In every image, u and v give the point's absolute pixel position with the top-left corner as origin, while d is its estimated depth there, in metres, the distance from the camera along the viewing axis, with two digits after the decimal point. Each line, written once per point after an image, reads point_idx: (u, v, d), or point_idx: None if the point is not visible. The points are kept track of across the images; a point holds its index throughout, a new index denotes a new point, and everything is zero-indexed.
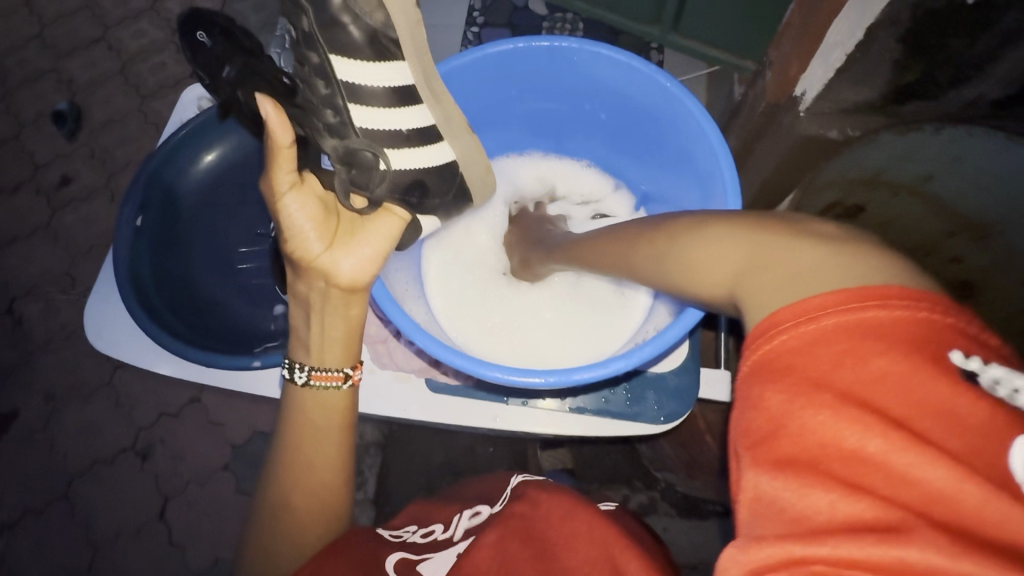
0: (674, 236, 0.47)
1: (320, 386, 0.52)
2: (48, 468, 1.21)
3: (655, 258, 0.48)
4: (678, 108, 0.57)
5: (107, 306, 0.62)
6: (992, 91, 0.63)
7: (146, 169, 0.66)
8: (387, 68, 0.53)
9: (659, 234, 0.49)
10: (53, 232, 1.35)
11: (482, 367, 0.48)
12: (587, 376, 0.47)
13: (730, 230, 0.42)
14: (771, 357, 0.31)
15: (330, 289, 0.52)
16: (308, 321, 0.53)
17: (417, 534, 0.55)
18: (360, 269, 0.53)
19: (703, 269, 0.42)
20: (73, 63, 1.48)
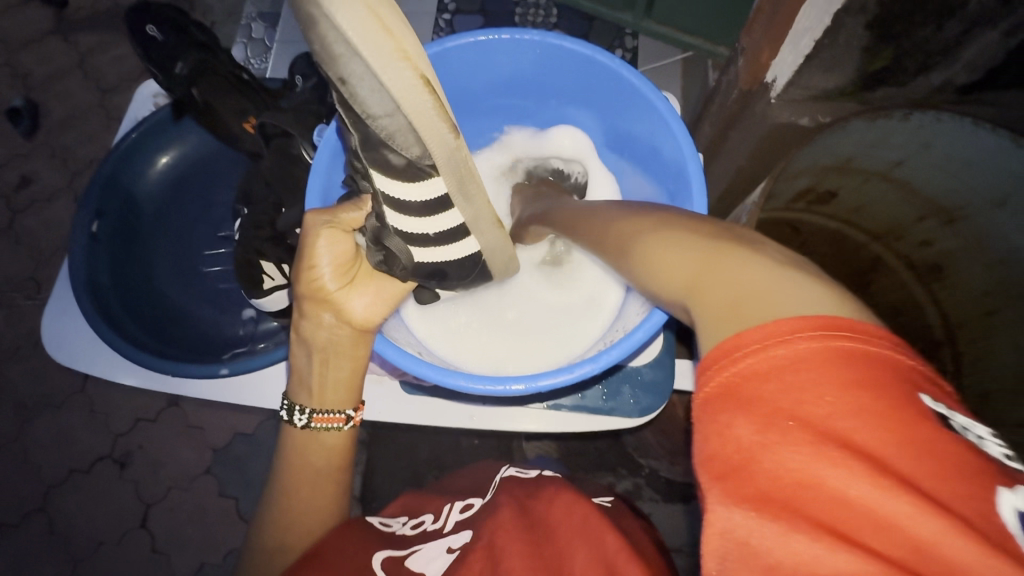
0: (628, 223, 0.40)
1: (321, 429, 0.52)
2: (22, 479, 1.18)
3: (606, 246, 0.41)
4: (643, 101, 0.55)
5: (65, 317, 0.60)
6: (958, 76, 0.64)
7: (103, 171, 0.63)
8: (423, 185, 0.46)
9: (615, 222, 0.42)
10: (13, 236, 1.30)
11: (448, 376, 0.47)
12: (553, 382, 0.46)
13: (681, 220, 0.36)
14: (732, 385, 0.25)
15: (340, 331, 0.52)
16: (309, 358, 0.52)
17: (407, 528, 0.53)
18: (372, 310, 0.53)
19: (652, 263, 0.35)
20: (26, 57, 1.41)
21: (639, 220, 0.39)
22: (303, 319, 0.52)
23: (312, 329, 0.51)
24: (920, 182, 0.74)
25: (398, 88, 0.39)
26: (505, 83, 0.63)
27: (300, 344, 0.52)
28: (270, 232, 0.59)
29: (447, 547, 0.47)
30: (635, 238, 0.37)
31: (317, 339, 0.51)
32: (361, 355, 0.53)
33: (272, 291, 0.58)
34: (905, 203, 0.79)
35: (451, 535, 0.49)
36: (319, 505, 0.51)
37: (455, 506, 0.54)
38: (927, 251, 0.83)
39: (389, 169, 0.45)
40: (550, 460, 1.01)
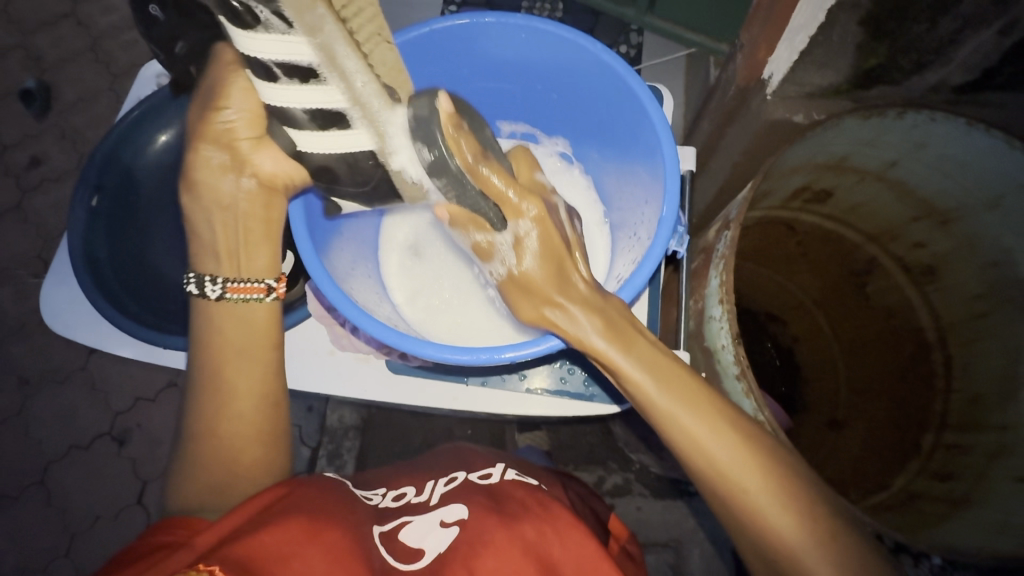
0: (759, 488, 0.46)
1: (237, 299, 0.53)
2: (23, 453, 1.20)
3: (754, 525, 0.46)
4: (623, 87, 0.55)
5: (62, 287, 0.61)
6: (953, 76, 0.65)
7: (101, 149, 0.65)
8: (273, 41, 0.40)
9: (754, 480, 0.46)
10: (22, 215, 1.32)
11: (418, 344, 0.48)
12: (519, 354, 0.48)
13: (747, 464, 0.46)
14: None
15: (241, 189, 0.53)
16: (212, 221, 0.53)
17: (388, 501, 0.53)
18: (279, 165, 0.52)
19: (731, 492, 0.47)
20: (40, 40, 1.43)
21: (761, 485, 0.46)
22: (201, 181, 0.53)
23: (217, 189, 0.53)
24: (914, 182, 0.74)
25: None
26: (486, 71, 0.62)
27: (198, 198, 0.53)
28: None
29: (438, 521, 0.48)
30: (769, 518, 0.45)
31: (224, 201, 0.53)
32: (271, 217, 0.54)
33: None
34: (901, 203, 0.79)
35: (441, 508, 0.50)
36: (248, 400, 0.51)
37: (439, 481, 0.55)
38: (922, 253, 0.83)
39: (248, 21, 0.39)
40: (538, 450, 1.02)
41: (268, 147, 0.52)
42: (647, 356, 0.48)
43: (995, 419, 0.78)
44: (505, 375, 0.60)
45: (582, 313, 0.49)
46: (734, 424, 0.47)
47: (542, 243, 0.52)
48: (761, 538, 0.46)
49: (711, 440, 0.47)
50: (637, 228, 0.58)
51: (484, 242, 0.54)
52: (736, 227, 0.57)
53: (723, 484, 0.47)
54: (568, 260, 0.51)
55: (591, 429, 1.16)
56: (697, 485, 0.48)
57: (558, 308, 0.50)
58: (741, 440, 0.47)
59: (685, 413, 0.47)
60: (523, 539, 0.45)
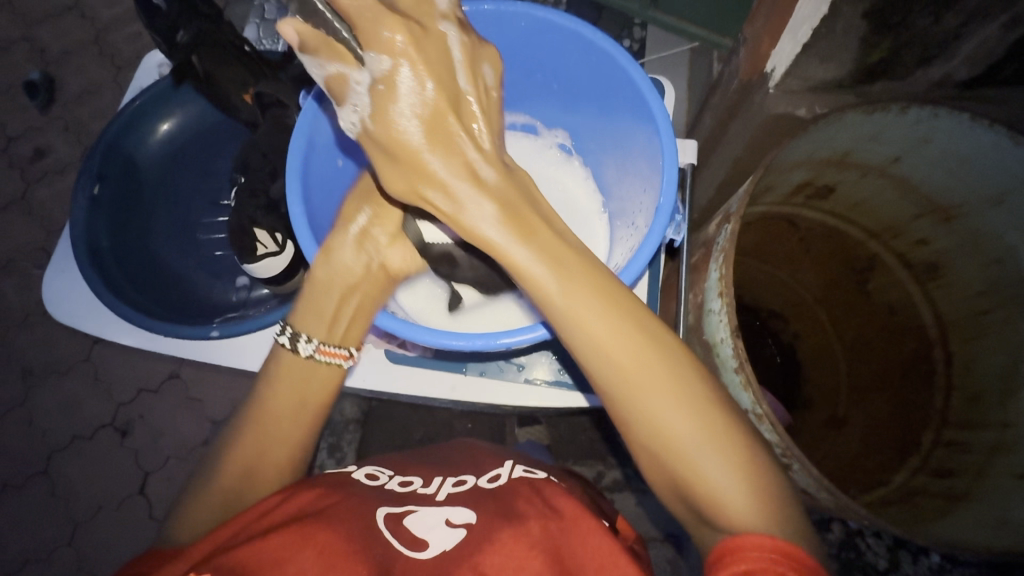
0: (649, 379, 0.44)
1: (323, 360, 0.52)
2: (27, 443, 1.21)
3: (640, 418, 0.44)
4: (624, 77, 0.55)
5: (65, 276, 0.62)
6: (958, 71, 0.65)
7: (103, 138, 0.65)
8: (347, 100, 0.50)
9: (645, 372, 0.44)
10: (26, 207, 1.33)
11: (413, 330, 0.48)
12: (514, 340, 0.48)
13: (637, 353, 0.44)
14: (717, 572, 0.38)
15: (364, 268, 0.56)
16: (330, 290, 0.55)
17: (395, 484, 0.53)
18: (405, 262, 0.61)
19: (617, 380, 0.44)
20: (44, 32, 1.43)
21: (649, 373, 0.44)
22: (335, 253, 0.55)
23: (343, 260, 0.55)
24: (917, 177, 0.74)
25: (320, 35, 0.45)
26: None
27: (325, 272, 0.54)
28: (265, 200, 0.60)
29: (444, 517, 0.48)
30: (657, 412, 0.43)
31: (344, 275, 0.55)
32: (380, 295, 0.57)
33: (262, 258, 0.58)
34: (904, 199, 0.78)
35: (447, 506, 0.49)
36: (285, 450, 0.51)
37: (448, 480, 0.54)
38: (924, 250, 0.83)
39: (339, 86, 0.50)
40: (538, 444, 1.02)
41: (403, 244, 0.60)
42: (534, 235, 0.46)
43: (994, 416, 0.78)
44: (503, 366, 0.60)
45: (462, 186, 0.48)
46: (628, 311, 0.45)
47: (426, 108, 0.47)
48: (646, 431, 0.44)
49: (608, 328, 0.44)
50: (636, 217, 0.58)
51: (340, 76, 0.47)
52: (736, 220, 0.57)
53: (615, 373, 0.44)
54: (453, 124, 0.48)
55: (591, 424, 1.16)
56: (583, 367, 0.47)
57: (438, 181, 0.48)
58: (641, 339, 0.44)
59: (576, 291, 0.45)
60: (529, 535, 0.44)
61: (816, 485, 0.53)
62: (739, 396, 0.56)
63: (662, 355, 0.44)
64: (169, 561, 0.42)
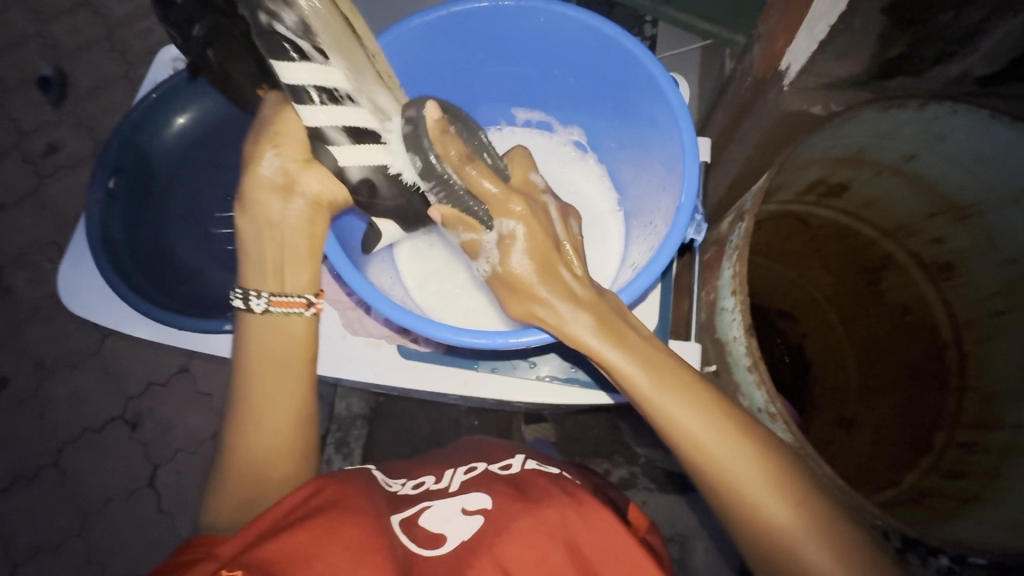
0: (768, 494, 0.45)
1: (280, 313, 0.52)
2: (38, 434, 1.22)
3: (768, 538, 0.44)
4: (641, 72, 0.55)
5: (80, 268, 0.62)
6: (977, 67, 0.64)
7: (119, 132, 0.65)
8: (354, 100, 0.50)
9: (760, 484, 0.45)
10: (38, 201, 1.34)
11: (432, 326, 0.48)
12: (537, 338, 0.50)
13: (760, 471, 0.45)
14: None
15: (294, 208, 0.52)
16: (261, 241, 0.52)
17: (408, 487, 0.54)
18: (329, 186, 0.52)
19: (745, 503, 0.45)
20: (57, 28, 1.44)
21: (747, 467, 0.46)
22: (256, 200, 0.52)
23: (268, 209, 0.52)
24: (933, 176, 0.73)
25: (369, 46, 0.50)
26: (500, 57, 0.62)
27: (251, 224, 0.52)
28: None
29: (459, 507, 0.49)
30: (790, 537, 0.44)
31: (279, 224, 0.52)
32: (319, 236, 0.53)
33: None
34: (919, 198, 0.78)
35: (461, 496, 0.50)
36: (290, 407, 0.51)
37: (458, 470, 0.56)
38: (938, 249, 0.82)
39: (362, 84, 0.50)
40: (544, 442, 1.02)
41: (316, 167, 0.52)
42: (638, 354, 0.48)
43: (1010, 418, 0.77)
44: (517, 362, 0.60)
45: (566, 305, 0.48)
46: (729, 419, 0.47)
47: (528, 247, 0.50)
48: (778, 552, 0.44)
49: (718, 443, 0.46)
50: (654, 214, 0.58)
51: (471, 239, 0.53)
52: (751, 218, 0.56)
53: (728, 485, 0.46)
54: (556, 257, 0.50)
55: (598, 422, 1.16)
56: (706, 489, 0.47)
57: (547, 302, 0.49)
58: (756, 454, 0.46)
59: (687, 409, 0.47)
60: (547, 525, 0.45)
61: (829, 484, 0.53)
62: (752, 394, 0.57)
63: (777, 474, 0.45)
64: (203, 558, 0.40)
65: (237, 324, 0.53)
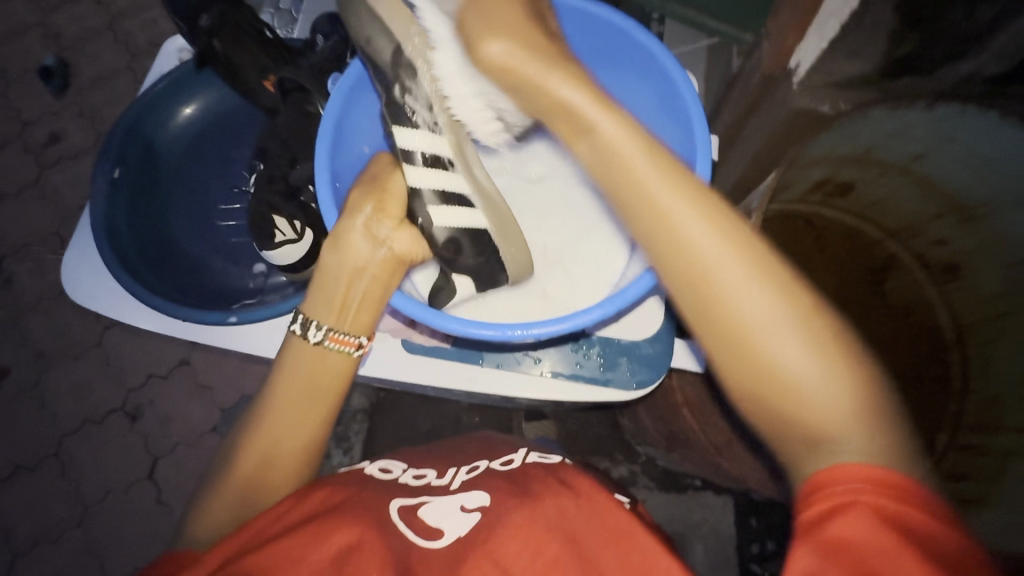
0: (760, 301, 0.40)
1: (334, 348, 0.53)
2: (38, 425, 1.22)
3: (739, 345, 0.40)
4: (655, 65, 0.55)
5: (84, 258, 0.62)
6: (987, 66, 0.62)
7: (124, 120, 0.65)
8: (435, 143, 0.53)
9: (743, 288, 0.40)
10: (40, 192, 1.34)
11: (442, 319, 0.48)
12: (543, 330, 0.47)
13: (753, 279, 0.40)
14: (823, 519, 0.36)
15: (377, 256, 0.54)
16: (339, 275, 0.54)
17: (409, 477, 0.53)
18: (412, 246, 0.57)
19: (722, 304, 0.40)
20: (60, 18, 1.43)
21: (755, 296, 0.40)
22: (347, 239, 0.53)
23: (352, 250, 0.53)
24: (939, 176, 0.72)
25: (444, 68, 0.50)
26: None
27: (333, 258, 0.53)
28: (284, 186, 0.60)
29: (458, 505, 0.48)
30: (768, 345, 0.39)
31: (357, 266, 0.53)
32: (391, 284, 0.55)
33: (282, 244, 0.58)
34: (924, 197, 0.77)
35: (461, 494, 0.50)
36: (315, 417, 0.51)
37: (461, 469, 0.55)
38: (943, 250, 0.82)
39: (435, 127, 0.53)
40: (545, 439, 1.02)
41: (409, 228, 0.57)
42: (629, 134, 0.45)
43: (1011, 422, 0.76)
44: (521, 357, 0.60)
45: (546, 44, 0.48)
46: (735, 227, 0.42)
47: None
48: (749, 359, 0.40)
49: (713, 247, 0.41)
50: None
51: None
52: (756, 216, 0.56)
53: (706, 278, 0.41)
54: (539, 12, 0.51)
55: (599, 420, 1.16)
56: (673, 284, 0.43)
57: (524, 30, 0.48)
58: (758, 265, 0.41)
59: (680, 204, 0.42)
60: (545, 518, 0.44)
61: None
62: None
63: (773, 286, 0.40)
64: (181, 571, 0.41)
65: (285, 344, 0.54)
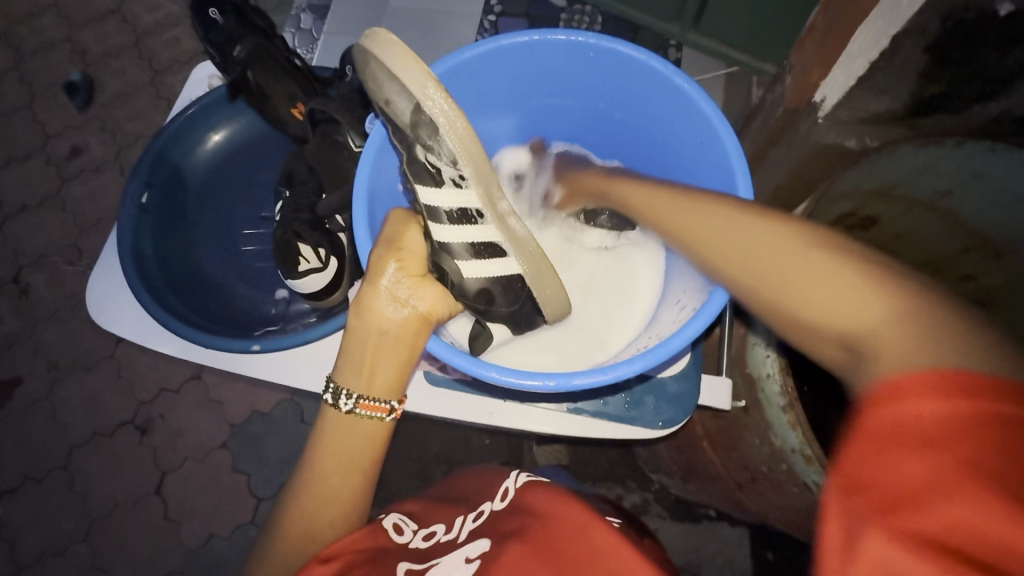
0: (764, 233, 0.39)
1: (365, 415, 0.51)
2: (48, 437, 1.22)
3: (757, 276, 0.38)
4: (692, 108, 0.56)
5: (109, 282, 0.62)
6: (1018, 107, 0.60)
7: (154, 147, 0.66)
8: (459, 194, 0.54)
9: (753, 231, 0.40)
10: (60, 204, 1.35)
11: (481, 368, 0.47)
12: (584, 382, 0.46)
13: (758, 222, 0.41)
14: (879, 423, 0.25)
15: (400, 318, 0.49)
16: (365, 340, 0.50)
17: (419, 538, 0.51)
18: (437, 302, 0.51)
19: (741, 247, 0.40)
20: (87, 34, 1.47)
21: (737, 220, 0.42)
22: (369, 304, 0.49)
23: (376, 316, 0.49)
24: (967, 213, 0.71)
25: (455, 132, 0.50)
26: (556, 84, 0.63)
27: (358, 323, 0.50)
28: (311, 215, 0.61)
29: (463, 558, 0.46)
30: (780, 271, 0.37)
31: (383, 331, 0.50)
32: (418, 346, 0.51)
33: (307, 273, 0.58)
34: (949, 232, 0.77)
35: (467, 545, 0.47)
36: (355, 472, 0.51)
37: (468, 517, 0.52)
38: (969, 286, 0.81)
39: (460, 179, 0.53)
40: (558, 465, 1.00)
41: (430, 284, 0.51)
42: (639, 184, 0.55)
43: None
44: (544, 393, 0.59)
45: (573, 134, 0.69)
46: (734, 202, 0.44)
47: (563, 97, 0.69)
48: (772, 295, 0.37)
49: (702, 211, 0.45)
50: None
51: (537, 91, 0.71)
52: None
53: (710, 245, 0.43)
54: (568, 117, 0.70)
55: (612, 446, 1.14)
56: (695, 257, 0.45)
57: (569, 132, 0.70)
58: (757, 212, 0.42)
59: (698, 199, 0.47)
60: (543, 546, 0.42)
61: None
62: (784, 434, 0.55)
63: (787, 228, 0.39)
64: None
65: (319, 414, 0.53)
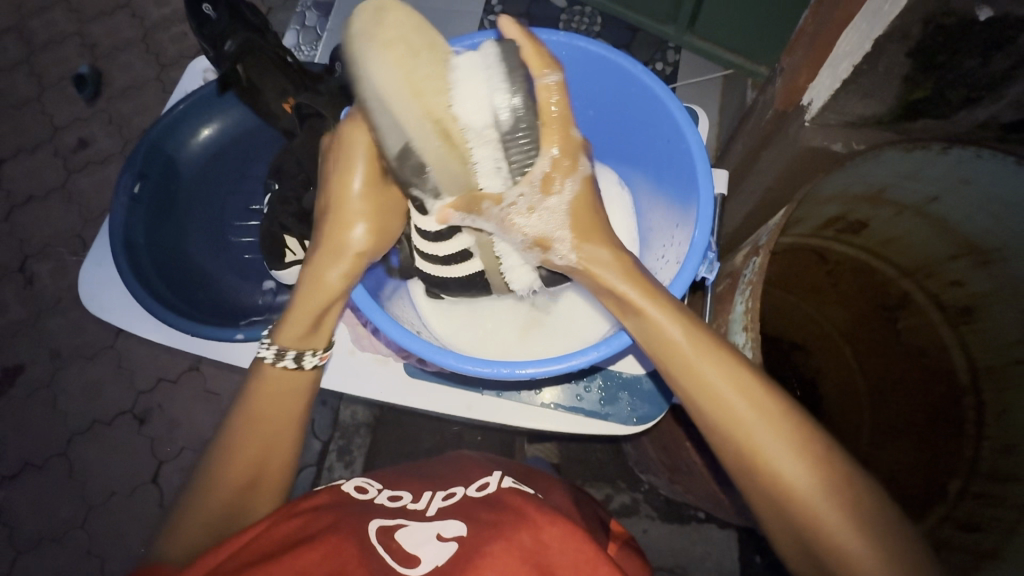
0: (762, 421, 0.44)
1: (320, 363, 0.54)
2: (49, 424, 1.24)
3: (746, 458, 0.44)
4: (661, 109, 0.56)
5: (101, 269, 0.64)
6: (1004, 113, 0.63)
7: (148, 139, 0.68)
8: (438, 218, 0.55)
9: (755, 416, 0.44)
10: (66, 195, 1.38)
11: (438, 355, 0.48)
12: (529, 371, 0.48)
13: (761, 408, 0.44)
14: None
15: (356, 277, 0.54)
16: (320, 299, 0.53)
17: (384, 498, 0.52)
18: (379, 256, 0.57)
19: (742, 431, 0.44)
20: (96, 28, 1.49)
21: (737, 396, 0.44)
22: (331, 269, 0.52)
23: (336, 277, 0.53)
24: (956, 219, 0.71)
25: (436, 165, 0.51)
26: None
27: (317, 287, 0.52)
28: (297, 208, 0.62)
29: (434, 533, 0.46)
30: (775, 464, 0.43)
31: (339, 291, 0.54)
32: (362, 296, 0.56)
33: (290, 265, 0.61)
34: (937, 239, 0.76)
35: (438, 522, 0.47)
36: (290, 426, 0.52)
37: (437, 493, 0.52)
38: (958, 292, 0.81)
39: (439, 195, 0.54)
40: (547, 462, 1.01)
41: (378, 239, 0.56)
42: (667, 306, 0.47)
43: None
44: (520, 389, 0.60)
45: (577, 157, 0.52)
46: (739, 364, 0.45)
47: (562, 104, 0.50)
48: (756, 475, 0.44)
49: (702, 362, 0.45)
50: (667, 238, 0.59)
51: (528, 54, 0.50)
52: (766, 254, 0.55)
53: (713, 406, 0.45)
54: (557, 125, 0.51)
55: (603, 445, 1.14)
56: (691, 406, 0.47)
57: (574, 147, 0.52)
58: (759, 389, 0.45)
59: (699, 346, 0.46)
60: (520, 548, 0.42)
61: None
62: None
63: (782, 422, 0.44)
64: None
65: (254, 367, 0.53)
